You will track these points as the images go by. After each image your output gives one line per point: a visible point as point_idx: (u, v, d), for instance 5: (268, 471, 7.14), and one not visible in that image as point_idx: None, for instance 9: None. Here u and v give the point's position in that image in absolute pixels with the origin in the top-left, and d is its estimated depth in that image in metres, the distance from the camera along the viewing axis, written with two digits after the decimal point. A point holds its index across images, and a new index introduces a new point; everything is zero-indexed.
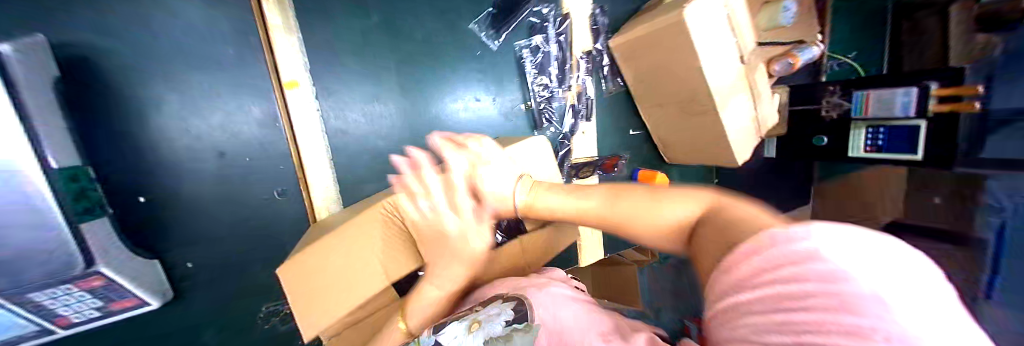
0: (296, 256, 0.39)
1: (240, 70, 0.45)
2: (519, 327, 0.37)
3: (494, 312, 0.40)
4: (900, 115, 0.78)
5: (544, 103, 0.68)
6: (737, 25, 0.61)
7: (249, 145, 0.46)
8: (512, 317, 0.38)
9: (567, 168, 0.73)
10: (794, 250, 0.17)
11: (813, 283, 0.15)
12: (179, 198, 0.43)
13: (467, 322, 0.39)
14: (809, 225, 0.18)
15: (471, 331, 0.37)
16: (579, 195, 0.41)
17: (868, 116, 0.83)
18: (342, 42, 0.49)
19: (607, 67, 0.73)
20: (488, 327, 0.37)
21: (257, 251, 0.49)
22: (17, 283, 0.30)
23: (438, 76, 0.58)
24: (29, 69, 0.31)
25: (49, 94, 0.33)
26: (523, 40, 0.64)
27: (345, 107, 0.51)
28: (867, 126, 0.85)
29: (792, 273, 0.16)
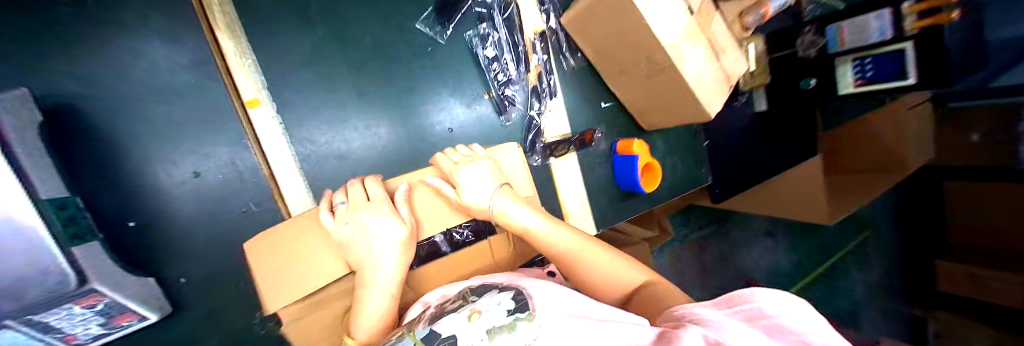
0: (257, 238, 0.39)
1: (204, 95, 0.48)
2: (522, 316, 0.38)
3: (494, 303, 0.41)
4: (876, 40, 0.76)
5: (504, 88, 0.69)
6: None
7: (221, 163, 0.50)
8: (514, 307, 0.39)
9: (540, 149, 0.74)
10: (762, 310, 0.26)
11: (784, 334, 0.24)
12: (165, 218, 0.48)
13: (466, 313, 0.40)
14: (762, 291, 0.28)
15: (472, 320, 0.38)
16: (552, 226, 0.47)
17: (845, 47, 0.82)
18: (294, 56, 0.52)
19: (563, 44, 0.74)
20: (488, 318, 0.38)
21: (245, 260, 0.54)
22: (24, 306, 0.33)
23: (393, 76, 0.60)
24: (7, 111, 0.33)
25: (37, 138, 0.35)
26: (471, 30, 0.66)
27: (307, 117, 0.54)
28: (851, 59, 0.84)
29: (767, 325, 0.25)
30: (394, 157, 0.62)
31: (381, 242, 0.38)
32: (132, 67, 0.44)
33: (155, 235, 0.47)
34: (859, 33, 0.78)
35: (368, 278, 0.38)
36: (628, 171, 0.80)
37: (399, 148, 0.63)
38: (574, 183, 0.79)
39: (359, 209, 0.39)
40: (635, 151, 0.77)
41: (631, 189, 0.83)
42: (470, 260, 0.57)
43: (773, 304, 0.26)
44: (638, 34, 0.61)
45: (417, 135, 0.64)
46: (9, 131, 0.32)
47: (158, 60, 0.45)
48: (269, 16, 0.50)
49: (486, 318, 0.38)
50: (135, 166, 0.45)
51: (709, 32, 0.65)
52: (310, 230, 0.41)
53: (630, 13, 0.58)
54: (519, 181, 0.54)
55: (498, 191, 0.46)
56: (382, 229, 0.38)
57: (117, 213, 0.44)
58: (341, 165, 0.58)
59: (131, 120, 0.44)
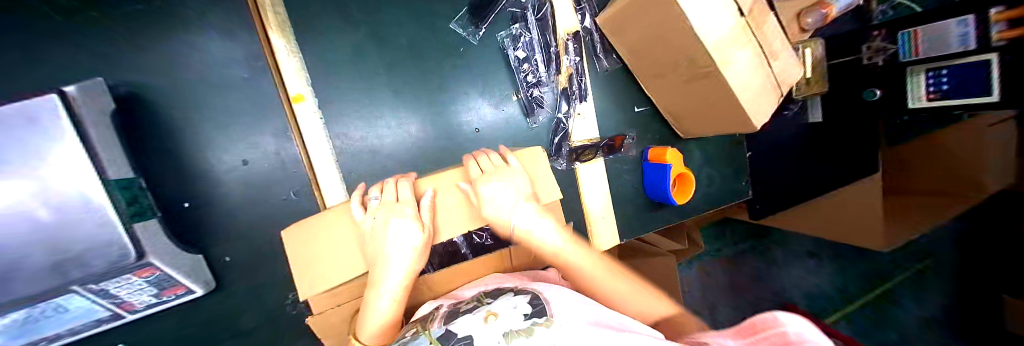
0: (295, 225, 0.39)
1: (253, 88, 0.52)
2: (539, 321, 0.36)
3: (511, 306, 0.41)
4: (957, 48, 0.66)
5: (534, 90, 0.68)
6: None
7: (265, 153, 0.53)
8: (531, 312, 0.38)
9: (567, 152, 0.72)
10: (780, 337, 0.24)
11: None
12: (215, 200, 0.52)
13: (482, 314, 0.40)
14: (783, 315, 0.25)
15: (487, 322, 0.37)
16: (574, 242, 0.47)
17: (920, 57, 0.71)
18: (335, 53, 0.55)
19: (598, 45, 0.72)
20: (507, 322, 0.37)
21: (282, 245, 0.57)
22: (93, 274, 0.38)
23: (427, 75, 0.61)
24: (88, 104, 0.37)
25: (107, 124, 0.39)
26: (504, 30, 0.65)
27: (344, 112, 0.57)
28: (925, 70, 0.73)
29: None
30: (423, 153, 0.63)
31: (396, 243, 0.38)
32: (196, 62, 0.48)
33: (206, 216, 0.51)
34: (937, 42, 0.68)
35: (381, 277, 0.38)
36: (659, 180, 0.75)
37: (428, 146, 0.64)
38: (600, 189, 0.77)
39: (386, 207, 0.40)
40: (668, 159, 0.73)
41: (661, 199, 0.79)
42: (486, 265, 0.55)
43: (800, 327, 0.23)
44: (678, 35, 0.57)
45: (446, 134, 0.65)
46: (88, 122, 0.36)
47: (217, 56, 0.49)
48: (313, 15, 0.53)
49: (503, 321, 0.37)
50: (193, 152, 0.49)
51: (760, 34, 0.60)
52: (338, 225, 0.40)
53: (669, 12, 0.55)
54: (548, 191, 0.51)
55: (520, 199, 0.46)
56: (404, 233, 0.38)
57: (176, 193, 0.49)
58: (373, 159, 0.60)
59: (190, 111, 0.48)
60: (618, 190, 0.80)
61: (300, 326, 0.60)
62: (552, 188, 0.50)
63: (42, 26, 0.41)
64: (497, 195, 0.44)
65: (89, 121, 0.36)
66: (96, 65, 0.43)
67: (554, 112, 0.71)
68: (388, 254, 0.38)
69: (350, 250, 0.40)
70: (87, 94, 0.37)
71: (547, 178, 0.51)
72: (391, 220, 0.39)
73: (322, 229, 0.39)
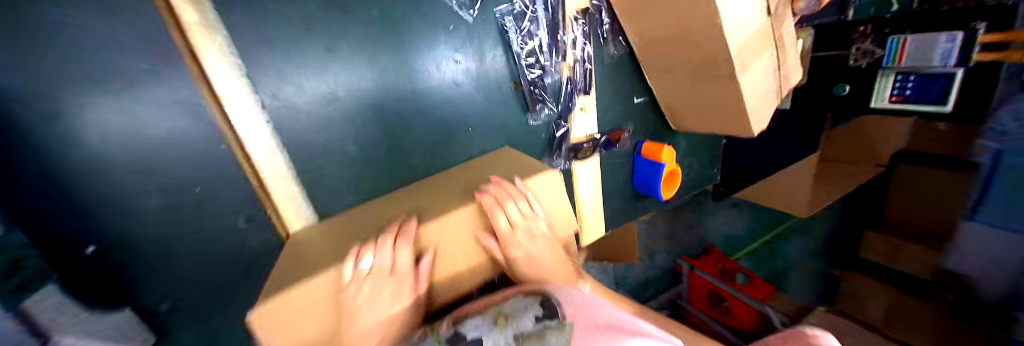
0: (270, 304, 0.28)
1: (158, 83, 0.35)
2: (552, 324, 0.30)
3: (520, 307, 0.34)
4: (938, 64, 0.70)
5: (535, 81, 0.59)
6: None
7: (197, 172, 0.40)
8: (543, 314, 0.32)
9: (565, 149, 0.67)
10: None
11: None
12: (131, 240, 0.38)
13: (491, 317, 0.33)
14: None
15: (498, 327, 0.31)
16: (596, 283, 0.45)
17: (902, 66, 0.74)
18: (281, 32, 0.39)
19: (606, 26, 0.62)
20: (517, 324, 0.31)
21: (240, 278, 0.47)
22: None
23: (406, 61, 0.49)
24: None
25: None
26: (505, 4, 0.53)
27: (299, 114, 0.44)
28: (896, 74, 0.77)
29: None
30: (405, 158, 0.54)
31: (400, 314, 0.33)
32: (46, 43, 0.30)
33: (126, 258, 0.39)
34: (923, 54, 0.71)
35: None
36: (650, 176, 0.75)
37: (411, 150, 0.54)
38: (593, 185, 0.74)
39: (386, 275, 0.33)
40: (663, 158, 0.72)
41: (647, 192, 0.80)
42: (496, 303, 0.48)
43: None
44: (701, 29, 0.51)
45: (432, 136, 0.55)
46: None
47: (85, 35, 0.31)
48: None
49: (513, 326, 0.31)
50: (81, 179, 0.34)
51: (778, 32, 0.56)
52: (324, 297, 0.32)
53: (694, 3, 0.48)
54: (560, 217, 0.47)
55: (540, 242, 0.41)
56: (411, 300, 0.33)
57: (70, 236, 0.35)
58: (346, 168, 0.50)
59: (58, 120, 0.32)
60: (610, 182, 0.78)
61: None
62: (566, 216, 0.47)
63: None
64: (526, 240, 0.40)
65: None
66: None
67: (555, 107, 0.63)
68: (392, 326, 0.32)
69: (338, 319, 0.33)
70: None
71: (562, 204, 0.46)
72: (396, 293, 0.33)
73: (306, 305, 0.30)
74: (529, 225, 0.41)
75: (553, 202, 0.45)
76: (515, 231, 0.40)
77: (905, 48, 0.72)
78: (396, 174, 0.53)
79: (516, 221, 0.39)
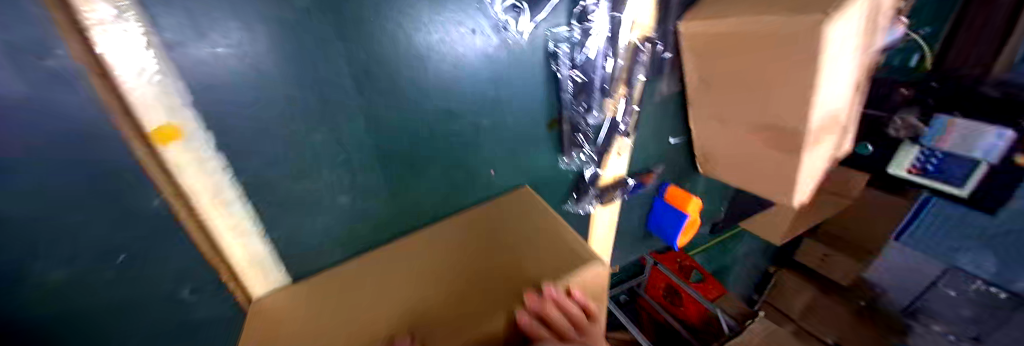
0: None
1: (47, 115, 0.22)
2: None
3: None
4: (981, 155, 0.75)
5: (577, 123, 0.47)
6: (868, 47, 0.43)
7: (122, 236, 0.27)
8: None
9: (591, 195, 0.58)
10: None
11: None
12: (18, 328, 0.26)
13: None
14: None
15: None
16: None
17: (942, 147, 0.77)
18: (248, 45, 0.26)
19: (665, 61, 0.52)
20: None
21: None
22: None
23: (423, 90, 0.36)
24: None
25: None
26: (563, 27, 0.40)
27: (269, 153, 0.31)
28: (922, 149, 0.81)
29: None
30: (410, 207, 0.42)
31: None
32: None
33: (14, 343, 0.27)
34: (968, 143, 0.75)
35: None
36: (670, 222, 0.69)
37: (417, 197, 0.42)
38: (609, 227, 0.67)
39: None
40: (690, 210, 0.65)
41: (661, 236, 0.74)
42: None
43: None
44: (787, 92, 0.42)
45: (445, 181, 0.43)
46: None
47: None
48: None
49: None
50: None
51: (850, 106, 0.49)
52: None
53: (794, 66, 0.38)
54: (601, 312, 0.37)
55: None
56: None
57: None
58: (334, 222, 0.37)
59: None
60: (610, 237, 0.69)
61: None
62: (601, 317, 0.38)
63: None
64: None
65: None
66: None
67: (594, 150, 0.52)
68: None
69: None
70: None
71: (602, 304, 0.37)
72: None
73: None
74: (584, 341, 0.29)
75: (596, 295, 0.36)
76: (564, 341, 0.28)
77: (951, 132, 0.75)
78: (398, 225, 0.42)
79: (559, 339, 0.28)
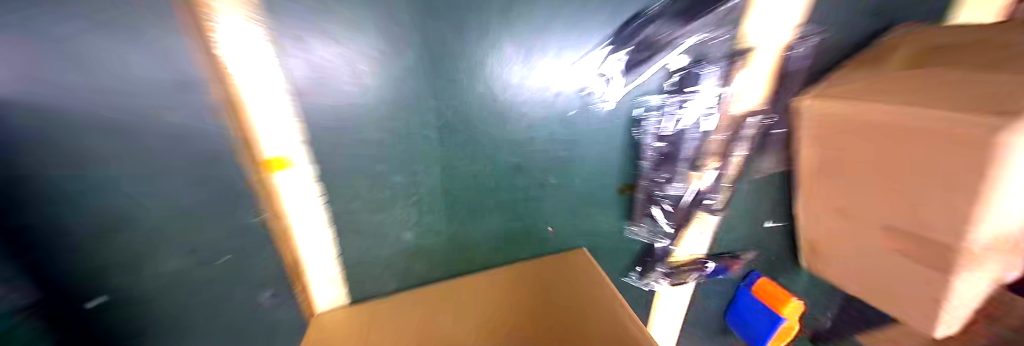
0: None
1: (196, 142, 0.28)
2: None
3: None
4: None
5: (658, 190, 0.42)
6: None
7: (229, 240, 0.33)
8: None
9: (659, 273, 0.51)
10: None
11: None
12: (147, 303, 0.33)
13: None
14: None
15: None
16: None
17: None
18: (367, 101, 0.30)
19: (771, 138, 0.45)
20: None
21: None
22: None
23: (501, 144, 0.37)
24: None
25: None
26: (654, 93, 0.37)
27: (355, 188, 0.34)
28: None
29: None
30: (466, 251, 0.42)
31: None
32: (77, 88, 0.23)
33: (139, 313, 0.33)
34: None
35: None
36: (757, 321, 0.57)
37: (472, 242, 0.42)
38: (676, 311, 0.58)
39: None
40: (784, 312, 0.53)
41: (742, 336, 0.61)
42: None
43: None
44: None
45: (504, 231, 0.43)
46: None
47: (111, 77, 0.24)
48: (309, 21, 0.25)
49: None
50: (92, 226, 0.29)
51: None
52: None
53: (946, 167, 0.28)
54: None
55: None
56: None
57: (80, 287, 0.30)
58: (393, 254, 0.39)
59: (62, 166, 0.26)
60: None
61: None
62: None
63: None
64: None
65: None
66: None
67: (679, 225, 0.46)
68: None
69: None
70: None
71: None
72: None
73: None
74: None
75: None
76: None
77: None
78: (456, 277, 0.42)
79: None
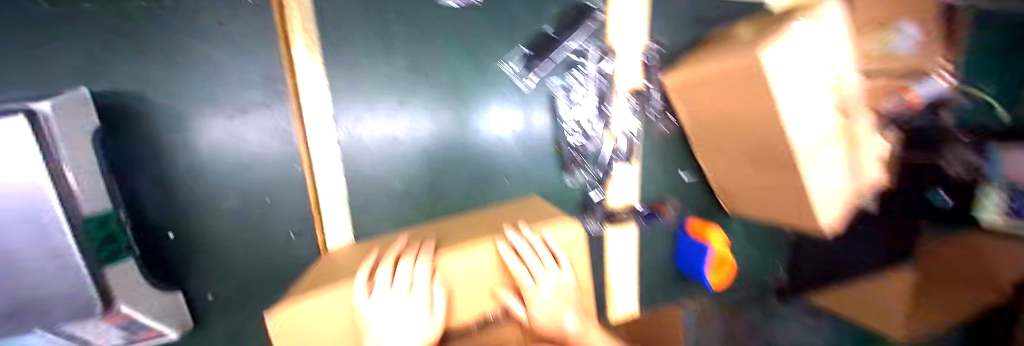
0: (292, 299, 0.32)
1: (261, 112, 0.44)
2: None
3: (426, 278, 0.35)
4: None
5: (579, 146, 0.62)
6: (844, 68, 0.49)
7: (270, 186, 0.47)
8: None
9: (600, 212, 0.66)
10: None
11: None
12: (204, 237, 0.45)
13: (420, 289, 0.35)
14: None
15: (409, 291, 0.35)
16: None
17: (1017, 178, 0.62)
18: (372, 86, 0.49)
19: (656, 106, 0.64)
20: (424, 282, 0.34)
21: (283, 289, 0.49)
22: (46, 319, 0.32)
23: (462, 115, 0.55)
24: (68, 123, 0.32)
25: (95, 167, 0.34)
26: (558, 77, 0.59)
27: (362, 147, 0.50)
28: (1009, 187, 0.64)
29: None
30: (444, 200, 0.56)
31: (394, 314, 0.34)
32: (203, 75, 0.41)
33: (196, 246, 0.44)
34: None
35: None
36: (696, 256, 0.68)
37: (448, 192, 0.57)
38: (627, 256, 0.70)
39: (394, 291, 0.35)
40: (711, 240, 0.65)
41: (691, 275, 0.71)
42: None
43: None
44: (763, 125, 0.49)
45: (472, 183, 0.58)
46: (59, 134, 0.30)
47: (224, 70, 0.42)
48: (345, 37, 0.46)
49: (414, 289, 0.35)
50: (179, 173, 0.42)
51: (850, 132, 0.53)
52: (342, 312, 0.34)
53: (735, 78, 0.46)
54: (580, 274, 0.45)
55: (559, 294, 0.40)
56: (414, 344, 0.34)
57: (161, 222, 0.42)
58: (388, 201, 0.53)
59: (178, 132, 0.41)
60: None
61: None
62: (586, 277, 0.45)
63: (62, 31, 0.35)
64: (544, 293, 0.39)
65: (58, 119, 0.31)
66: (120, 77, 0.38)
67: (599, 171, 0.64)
68: None
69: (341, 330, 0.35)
70: (70, 109, 0.32)
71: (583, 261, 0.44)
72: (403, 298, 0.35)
73: (309, 320, 0.33)
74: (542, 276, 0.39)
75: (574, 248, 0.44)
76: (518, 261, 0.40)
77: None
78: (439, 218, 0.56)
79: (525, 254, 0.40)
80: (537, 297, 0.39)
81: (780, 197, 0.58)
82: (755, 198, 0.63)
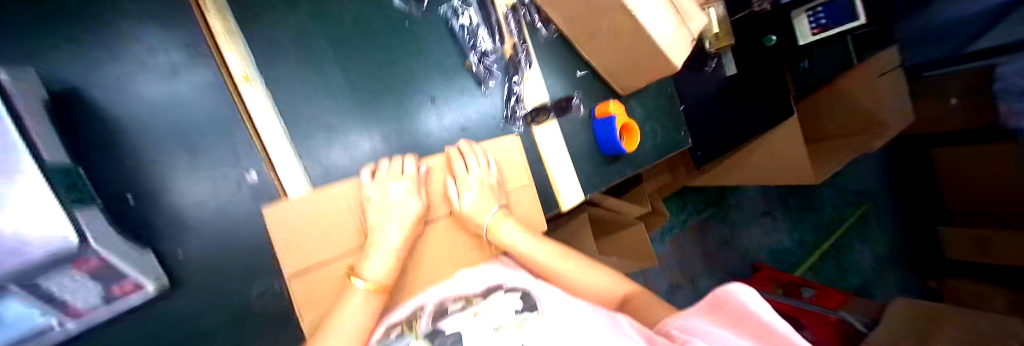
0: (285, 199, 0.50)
1: (191, 73, 0.51)
2: (530, 315, 0.39)
3: (405, 167, 0.61)
4: None
5: (481, 59, 0.75)
6: None
7: (216, 138, 0.53)
8: (522, 307, 0.41)
9: (522, 116, 0.79)
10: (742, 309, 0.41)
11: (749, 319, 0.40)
12: (163, 194, 0.49)
13: (402, 175, 0.60)
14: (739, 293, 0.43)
15: (402, 174, 0.60)
16: (539, 241, 0.65)
17: None
18: (287, 38, 0.59)
19: (535, 19, 0.80)
20: (406, 167, 0.61)
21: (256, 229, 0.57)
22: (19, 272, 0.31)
23: (374, 48, 0.66)
24: (22, 93, 0.36)
25: (45, 121, 0.39)
26: (446, 7, 0.73)
27: (291, 90, 0.58)
28: None
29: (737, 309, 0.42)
30: (374, 119, 0.65)
31: (386, 193, 0.57)
32: (133, 48, 0.48)
33: (158, 203, 0.49)
34: None
35: (376, 231, 0.56)
36: (603, 130, 0.83)
37: (380, 113, 0.66)
38: (559, 148, 0.82)
39: (389, 176, 0.59)
40: (611, 111, 0.81)
41: (614, 150, 0.85)
42: (468, 230, 0.67)
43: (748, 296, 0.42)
44: (604, 2, 0.65)
45: (397, 101, 0.68)
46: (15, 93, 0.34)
47: (153, 41, 0.49)
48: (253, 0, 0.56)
49: (403, 175, 0.60)
50: (127, 137, 0.47)
51: None
52: (336, 202, 0.56)
53: None
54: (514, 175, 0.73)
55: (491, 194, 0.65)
56: (406, 204, 0.58)
57: (117, 186, 0.45)
58: (327, 133, 0.61)
59: (118, 97, 0.46)
60: (447, 321, 0.42)
61: (267, 318, 0.57)
62: (520, 175, 0.73)
63: None
64: (472, 184, 0.63)
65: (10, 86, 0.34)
66: (47, 54, 0.42)
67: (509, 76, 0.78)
68: (391, 217, 0.56)
69: (341, 214, 0.57)
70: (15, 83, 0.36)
71: (518, 164, 0.73)
72: (387, 185, 0.58)
73: (317, 199, 0.53)
74: (481, 165, 0.66)
75: (505, 156, 0.72)
76: (466, 161, 0.65)
77: None
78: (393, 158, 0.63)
79: (470, 153, 0.66)
80: (478, 178, 0.64)
81: (639, 54, 0.74)
82: (627, 66, 0.80)
